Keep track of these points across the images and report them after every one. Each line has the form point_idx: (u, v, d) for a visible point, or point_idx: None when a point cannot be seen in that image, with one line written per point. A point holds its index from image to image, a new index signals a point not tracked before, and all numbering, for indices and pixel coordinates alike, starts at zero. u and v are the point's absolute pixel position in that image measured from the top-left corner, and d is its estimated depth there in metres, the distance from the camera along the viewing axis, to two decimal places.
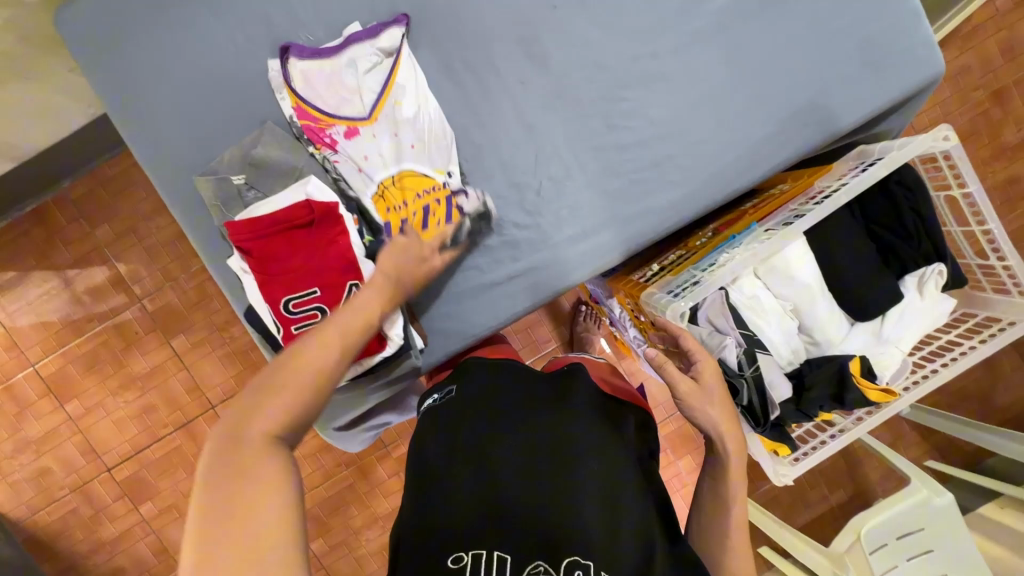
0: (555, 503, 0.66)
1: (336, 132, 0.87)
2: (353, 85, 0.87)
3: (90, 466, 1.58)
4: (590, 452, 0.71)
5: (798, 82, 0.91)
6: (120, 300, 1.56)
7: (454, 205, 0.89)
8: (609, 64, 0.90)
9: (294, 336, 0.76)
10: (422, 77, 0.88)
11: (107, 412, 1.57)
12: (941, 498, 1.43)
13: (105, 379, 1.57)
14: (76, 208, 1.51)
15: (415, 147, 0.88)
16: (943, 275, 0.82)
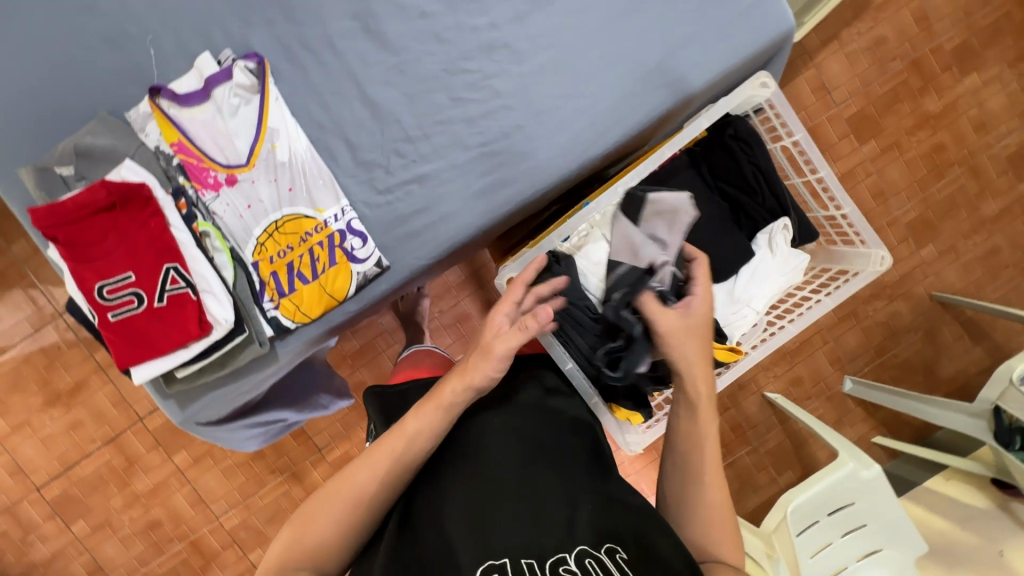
0: (474, 516, 0.65)
1: (217, 175, 0.86)
2: (222, 132, 0.86)
3: (20, 486, 1.66)
4: (506, 438, 0.73)
5: (643, 44, 0.90)
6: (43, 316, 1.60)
7: (337, 246, 0.88)
8: (448, 36, 0.89)
9: (111, 324, 0.74)
10: (293, 117, 0.87)
11: (36, 430, 1.64)
12: (869, 470, 1.39)
13: (31, 397, 1.63)
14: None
15: (294, 190, 0.87)
16: (789, 230, 0.81)
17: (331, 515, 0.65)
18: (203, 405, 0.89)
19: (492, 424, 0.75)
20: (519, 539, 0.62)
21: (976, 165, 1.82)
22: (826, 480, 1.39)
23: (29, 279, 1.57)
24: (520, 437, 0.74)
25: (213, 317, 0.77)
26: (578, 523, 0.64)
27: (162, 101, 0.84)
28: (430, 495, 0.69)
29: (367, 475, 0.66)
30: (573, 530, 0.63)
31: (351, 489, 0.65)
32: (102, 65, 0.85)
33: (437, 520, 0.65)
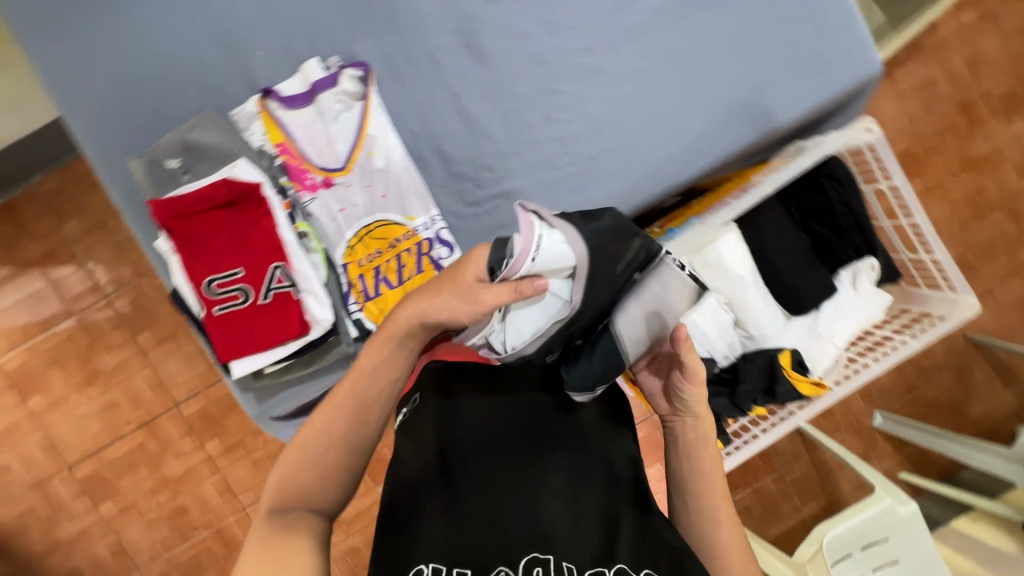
0: (513, 507, 0.61)
1: (314, 178, 0.88)
2: (323, 137, 0.89)
3: (52, 464, 1.67)
4: (554, 430, 0.68)
5: (736, 78, 0.92)
6: (88, 296, 1.60)
7: (425, 254, 0.90)
8: (545, 57, 0.91)
9: (215, 318, 0.76)
10: (391, 126, 0.90)
11: (73, 408, 1.65)
12: (906, 507, 1.41)
13: (70, 376, 1.64)
14: (48, 206, 1.55)
15: (387, 197, 0.90)
16: (875, 270, 0.83)
17: (306, 453, 0.58)
18: (281, 399, 0.91)
19: (528, 412, 0.70)
20: (564, 545, 0.59)
21: (1017, 210, 1.84)
22: (859, 512, 1.41)
23: (79, 259, 1.58)
24: (566, 440, 0.68)
25: (312, 317, 0.79)
26: (617, 540, 0.61)
27: (271, 103, 0.87)
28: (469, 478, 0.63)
29: (336, 418, 0.58)
30: (612, 545, 0.60)
31: (325, 432, 0.57)
32: (209, 63, 0.88)
33: (477, 505, 0.61)
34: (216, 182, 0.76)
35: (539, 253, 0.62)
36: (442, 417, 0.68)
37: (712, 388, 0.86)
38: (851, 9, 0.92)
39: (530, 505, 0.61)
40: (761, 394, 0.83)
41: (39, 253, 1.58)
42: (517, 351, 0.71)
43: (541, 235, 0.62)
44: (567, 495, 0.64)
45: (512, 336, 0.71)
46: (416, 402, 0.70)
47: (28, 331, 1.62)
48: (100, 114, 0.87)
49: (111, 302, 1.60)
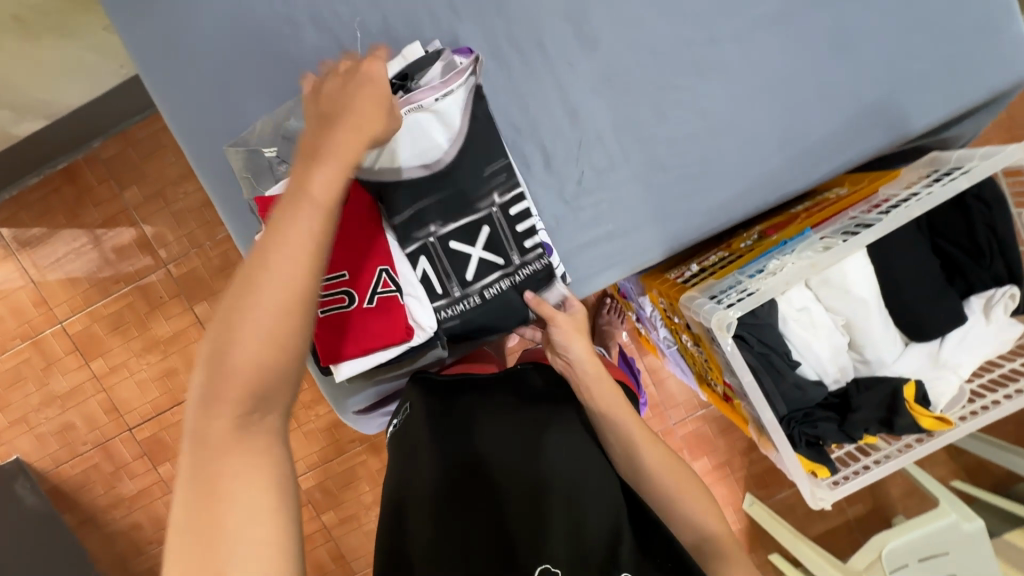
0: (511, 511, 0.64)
1: None
2: None
3: (113, 424, 1.50)
4: (552, 441, 0.71)
5: (868, 77, 0.84)
6: (145, 263, 1.45)
7: None
8: (663, 48, 0.84)
9: (320, 320, 0.75)
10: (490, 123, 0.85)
11: (132, 373, 1.49)
12: (972, 524, 1.39)
13: (130, 340, 1.48)
14: (107, 167, 1.42)
15: None
16: (1014, 299, 0.77)
17: (243, 340, 0.48)
18: (367, 395, 0.89)
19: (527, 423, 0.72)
20: (563, 541, 0.61)
21: None
22: (923, 526, 1.39)
23: (140, 227, 1.43)
24: (565, 441, 0.71)
25: (416, 323, 0.78)
26: (620, 552, 0.61)
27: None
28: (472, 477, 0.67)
29: (276, 292, 0.49)
30: (616, 557, 0.61)
31: (254, 315, 0.48)
32: (307, 43, 0.83)
33: (480, 511, 0.64)
34: None
35: (444, 97, 0.76)
36: (442, 419, 0.74)
37: (820, 412, 0.82)
38: (1007, 4, 0.82)
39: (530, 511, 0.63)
40: (875, 423, 0.79)
41: (99, 216, 1.43)
42: (376, 171, 0.76)
43: (424, 105, 0.75)
44: (566, 493, 0.66)
45: (383, 158, 0.76)
46: (409, 411, 0.78)
47: (87, 295, 1.47)
48: (197, 93, 0.83)
49: (169, 267, 1.45)
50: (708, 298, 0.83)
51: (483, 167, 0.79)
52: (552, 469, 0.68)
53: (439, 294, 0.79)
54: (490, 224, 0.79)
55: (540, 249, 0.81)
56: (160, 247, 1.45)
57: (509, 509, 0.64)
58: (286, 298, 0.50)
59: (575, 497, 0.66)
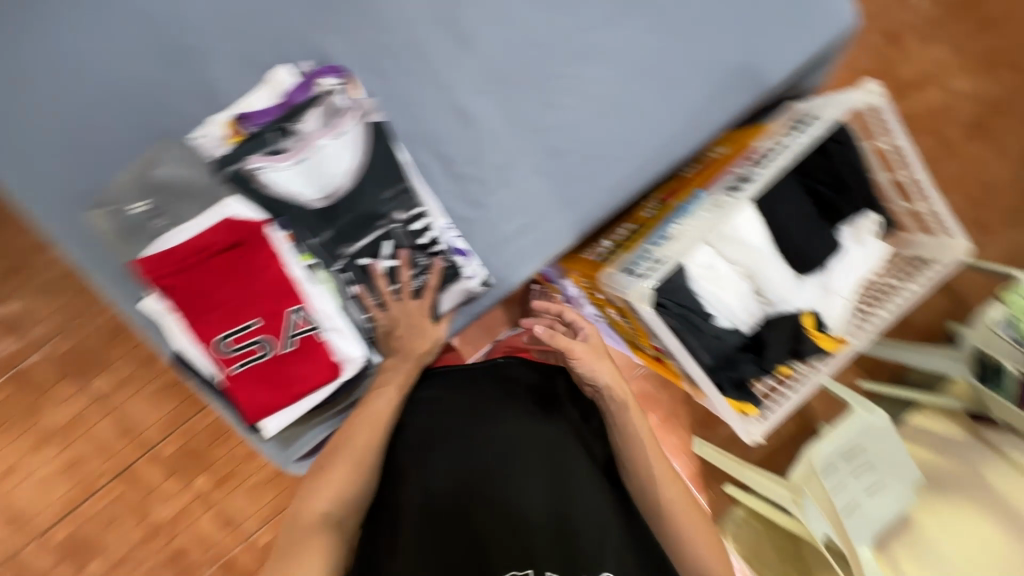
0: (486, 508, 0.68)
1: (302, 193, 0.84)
2: None
3: (17, 535, 1.31)
4: (533, 436, 0.74)
5: (729, 43, 0.91)
6: (18, 346, 1.27)
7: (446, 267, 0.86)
8: (540, 39, 0.85)
9: (237, 374, 0.72)
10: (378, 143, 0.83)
11: (29, 473, 1.31)
12: (875, 415, 1.58)
13: (17, 437, 1.29)
14: None
15: None
16: (876, 224, 0.88)
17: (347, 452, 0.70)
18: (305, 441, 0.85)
19: (513, 425, 0.75)
20: (538, 541, 0.65)
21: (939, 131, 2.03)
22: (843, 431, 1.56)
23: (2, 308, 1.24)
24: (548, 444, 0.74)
25: (343, 357, 0.77)
26: (590, 541, 0.66)
27: (240, 162, 0.76)
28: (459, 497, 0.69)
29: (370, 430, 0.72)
30: (590, 548, 0.66)
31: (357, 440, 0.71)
32: (160, 81, 0.75)
33: (459, 508, 0.68)
34: (218, 228, 0.68)
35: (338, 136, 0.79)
36: (424, 430, 0.76)
37: (740, 355, 0.88)
38: None
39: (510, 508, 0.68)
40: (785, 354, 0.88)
41: None
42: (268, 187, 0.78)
43: (324, 146, 0.78)
44: (549, 498, 0.69)
45: (277, 179, 0.78)
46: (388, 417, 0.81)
47: None
48: (37, 154, 0.73)
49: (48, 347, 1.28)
50: (625, 273, 0.87)
51: (377, 190, 0.81)
52: (538, 474, 0.71)
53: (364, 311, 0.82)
54: (392, 238, 0.82)
55: (445, 252, 0.85)
56: (33, 326, 1.27)
57: (493, 521, 0.67)
58: (374, 423, 0.72)
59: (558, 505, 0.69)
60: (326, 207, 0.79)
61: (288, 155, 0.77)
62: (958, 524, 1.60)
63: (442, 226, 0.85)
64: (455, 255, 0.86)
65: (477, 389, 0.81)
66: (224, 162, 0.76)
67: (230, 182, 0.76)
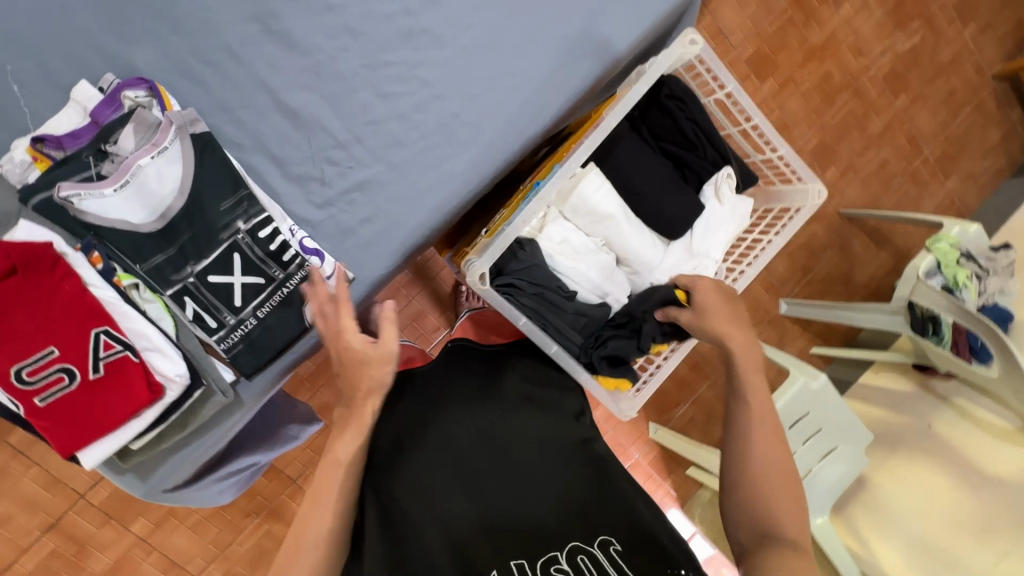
0: (452, 508, 0.70)
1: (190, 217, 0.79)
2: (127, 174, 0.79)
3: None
4: (489, 430, 0.76)
5: (566, 11, 0.88)
6: None
7: (304, 271, 0.82)
8: (362, 29, 0.82)
9: (41, 410, 0.65)
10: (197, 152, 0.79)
11: None
12: (817, 381, 1.53)
13: None
14: None
15: None
16: (732, 178, 0.85)
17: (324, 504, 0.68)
18: (168, 471, 0.81)
19: (468, 422, 0.77)
20: (515, 535, 0.69)
21: (859, 88, 2.02)
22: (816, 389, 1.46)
23: None
24: (496, 428, 0.77)
25: (164, 377, 0.70)
26: (567, 519, 0.70)
27: (47, 190, 0.71)
28: (421, 498, 0.71)
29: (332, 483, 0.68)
30: (563, 524, 0.70)
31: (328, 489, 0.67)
32: None
33: (425, 514, 0.70)
34: None
35: (161, 153, 0.76)
36: (380, 440, 0.77)
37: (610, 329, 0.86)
38: None
39: (476, 504, 0.71)
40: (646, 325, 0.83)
41: None
42: (86, 215, 0.73)
43: (144, 166, 0.74)
44: (508, 483, 0.73)
45: (95, 205, 0.73)
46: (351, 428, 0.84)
47: None
48: None
49: None
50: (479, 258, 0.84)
51: (216, 202, 0.78)
52: (490, 462, 0.74)
53: (213, 328, 0.79)
54: (240, 251, 0.79)
55: (299, 257, 0.82)
56: None
57: (459, 517, 0.70)
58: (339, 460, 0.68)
59: (522, 488, 0.72)
60: (163, 229, 0.76)
61: (107, 180, 0.73)
62: (912, 480, 1.58)
63: (291, 229, 0.82)
64: (309, 256, 0.83)
65: (424, 388, 0.83)
66: (27, 193, 0.71)
67: (39, 213, 0.72)
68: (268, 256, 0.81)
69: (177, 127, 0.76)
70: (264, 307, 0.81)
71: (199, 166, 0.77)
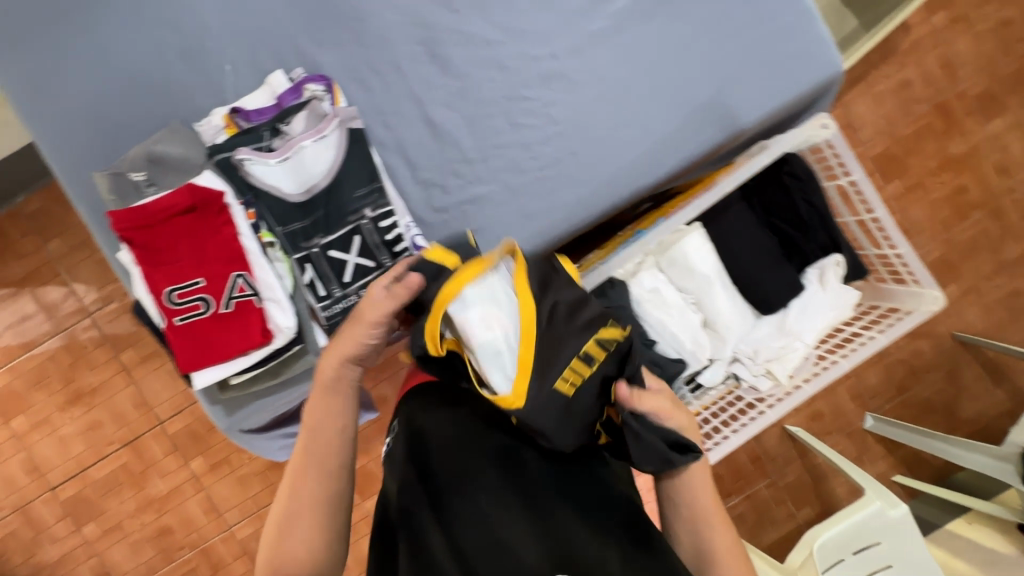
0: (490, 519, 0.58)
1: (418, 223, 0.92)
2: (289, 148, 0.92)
3: None
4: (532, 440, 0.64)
5: (699, 80, 0.93)
6: None
7: None
8: (509, 65, 0.92)
9: (177, 327, 0.76)
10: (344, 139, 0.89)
11: None
12: (897, 510, 1.38)
13: None
14: None
15: None
16: (841, 266, 0.83)
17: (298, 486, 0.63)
18: (251, 411, 0.91)
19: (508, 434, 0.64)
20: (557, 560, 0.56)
21: (998, 208, 1.87)
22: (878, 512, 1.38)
23: None
24: (460, 433, 0.64)
25: (276, 327, 0.81)
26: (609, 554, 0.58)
27: (229, 152, 0.86)
28: (453, 503, 0.59)
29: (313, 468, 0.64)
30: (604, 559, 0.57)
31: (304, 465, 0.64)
32: (176, 78, 0.89)
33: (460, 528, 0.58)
34: (180, 189, 0.79)
35: (320, 138, 0.88)
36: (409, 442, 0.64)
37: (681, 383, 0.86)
38: (810, 11, 0.93)
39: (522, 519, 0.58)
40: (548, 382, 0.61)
41: None
42: (251, 176, 0.86)
43: (305, 147, 0.87)
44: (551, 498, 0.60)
45: (258, 170, 0.86)
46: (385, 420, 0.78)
47: None
48: (73, 134, 0.88)
49: None
50: None
51: (353, 189, 0.89)
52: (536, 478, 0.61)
53: (322, 296, 0.88)
54: (361, 234, 0.89)
55: (408, 251, 0.90)
56: None
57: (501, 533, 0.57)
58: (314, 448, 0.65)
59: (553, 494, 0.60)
60: (305, 202, 0.88)
61: (274, 153, 0.87)
62: None
63: (407, 225, 0.91)
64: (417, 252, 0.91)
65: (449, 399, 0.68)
66: (214, 150, 0.86)
67: (217, 168, 0.86)
68: (384, 244, 0.90)
69: (341, 120, 0.89)
70: (366, 289, 0.90)
71: (345, 155, 0.89)
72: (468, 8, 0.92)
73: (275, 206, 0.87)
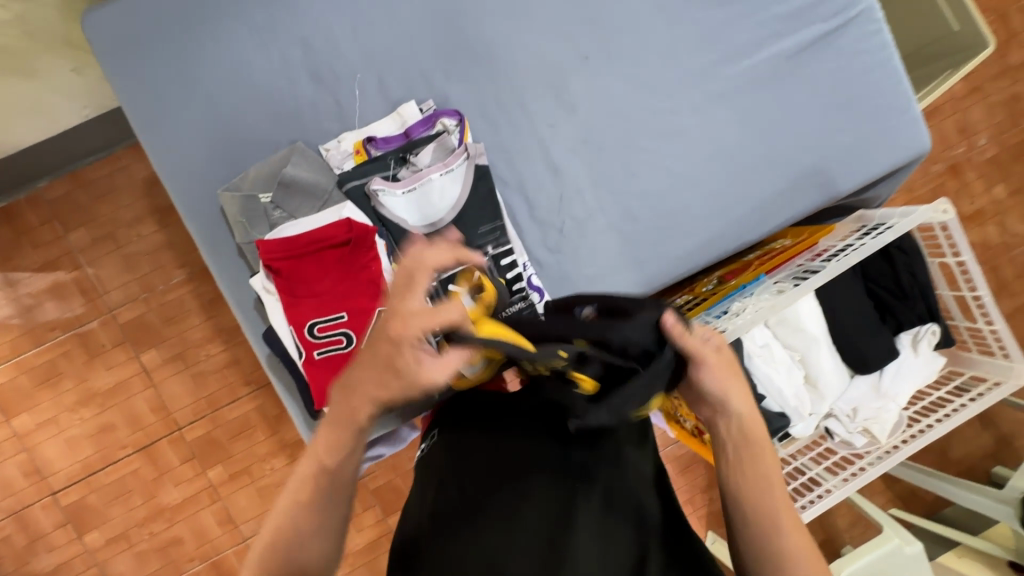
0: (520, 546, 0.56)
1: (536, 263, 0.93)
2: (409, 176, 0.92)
3: (32, 489, 1.41)
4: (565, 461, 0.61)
5: (807, 146, 0.99)
6: (87, 307, 1.40)
7: (530, 306, 0.91)
8: (632, 115, 0.95)
9: (315, 361, 0.80)
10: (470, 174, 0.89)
11: (61, 431, 1.41)
12: (913, 547, 1.48)
13: (62, 394, 1.41)
14: (53, 209, 1.37)
15: None
16: (936, 335, 0.90)
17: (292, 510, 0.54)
18: None
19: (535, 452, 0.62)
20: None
21: (997, 266, 2.02)
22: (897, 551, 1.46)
23: (86, 269, 1.38)
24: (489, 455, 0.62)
25: None
26: None
27: (360, 180, 0.86)
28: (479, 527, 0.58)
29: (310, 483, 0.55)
30: None
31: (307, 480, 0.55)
32: (302, 97, 0.88)
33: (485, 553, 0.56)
34: (336, 222, 0.81)
35: (448, 172, 0.88)
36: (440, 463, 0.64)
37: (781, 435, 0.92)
38: (907, 92, 1.00)
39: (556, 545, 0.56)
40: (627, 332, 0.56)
41: (42, 260, 1.37)
42: (378, 206, 0.86)
43: (433, 180, 0.87)
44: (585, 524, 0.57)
45: (387, 200, 0.86)
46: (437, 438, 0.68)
47: (15, 343, 1.39)
48: (191, 147, 0.86)
49: (114, 313, 1.40)
50: None
51: (477, 225, 0.89)
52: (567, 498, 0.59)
53: None
54: None
55: (525, 290, 0.90)
56: (105, 292, 1.40)
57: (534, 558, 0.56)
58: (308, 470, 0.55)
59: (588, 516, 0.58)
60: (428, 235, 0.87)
61: (401, 183, 0.86)
62: None
63: (525, 264, 0.92)
64: (532, 291, 0.91)
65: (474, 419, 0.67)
66: (345, 178, 0.86)
67: (346, 195, 0.86)
68: (503, 282, 0.90)
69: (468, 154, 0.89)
70: None
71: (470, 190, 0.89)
72: (598, 58, 0.94)
73: (401, 239, 0.86)
